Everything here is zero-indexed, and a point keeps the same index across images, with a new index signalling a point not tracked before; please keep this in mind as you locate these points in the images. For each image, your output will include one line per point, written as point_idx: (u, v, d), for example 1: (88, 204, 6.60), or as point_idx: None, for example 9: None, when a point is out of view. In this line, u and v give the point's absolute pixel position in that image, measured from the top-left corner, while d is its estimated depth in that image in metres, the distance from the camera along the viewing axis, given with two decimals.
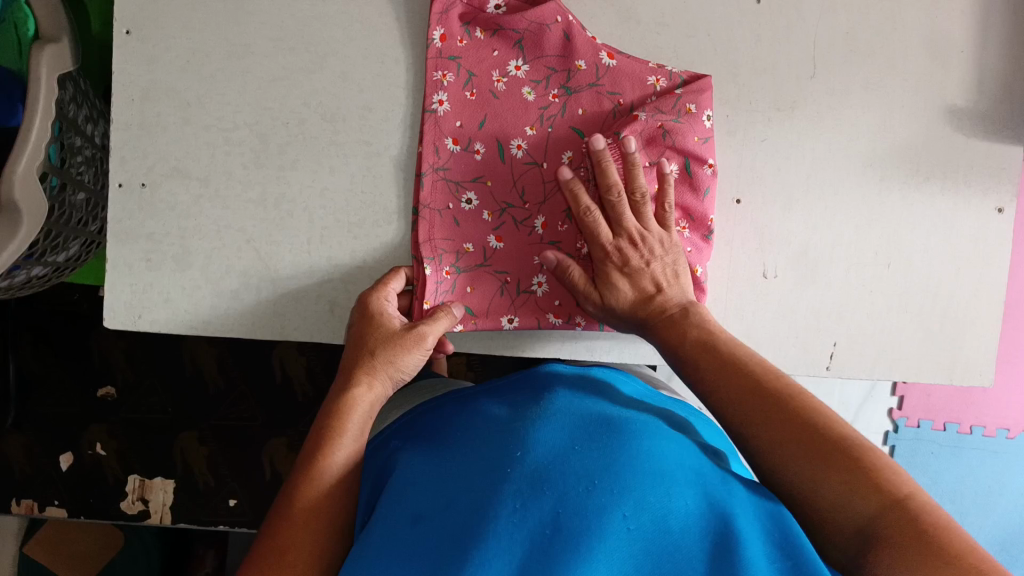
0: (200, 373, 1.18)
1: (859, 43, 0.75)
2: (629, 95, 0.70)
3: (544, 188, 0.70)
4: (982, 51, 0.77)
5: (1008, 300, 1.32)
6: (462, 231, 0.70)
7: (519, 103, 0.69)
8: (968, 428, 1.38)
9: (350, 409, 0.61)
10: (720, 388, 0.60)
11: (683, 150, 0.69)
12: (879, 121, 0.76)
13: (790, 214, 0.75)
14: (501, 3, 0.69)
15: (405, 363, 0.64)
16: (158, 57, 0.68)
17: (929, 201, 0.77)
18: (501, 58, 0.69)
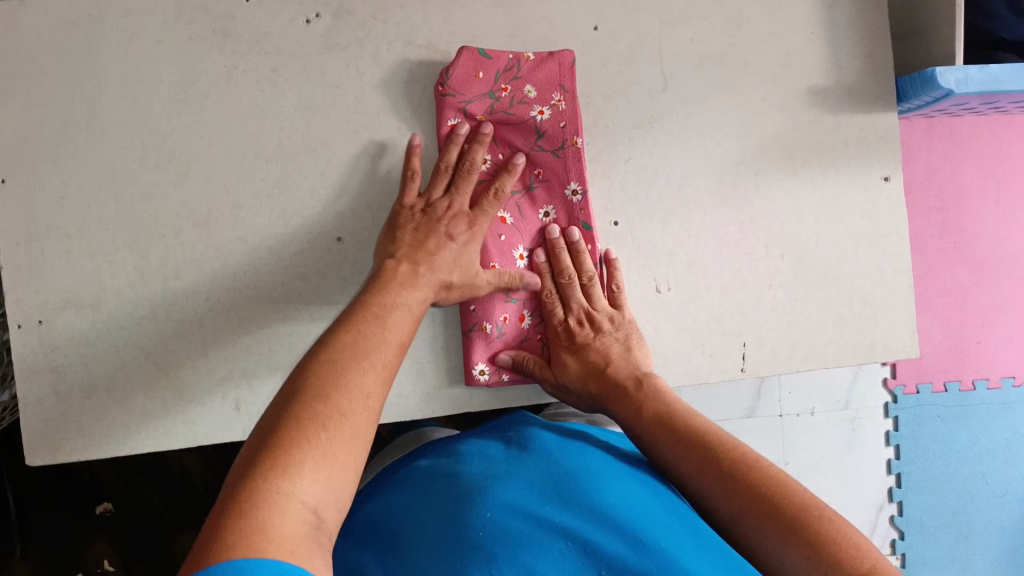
0: (187, 474, 1.09)
1: (706, 47, 0.76)
2: (538, 164, 0.74)
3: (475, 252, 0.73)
4: (833, 29, 0.77)
5: (989, 249, 1.25)
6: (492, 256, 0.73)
7: (512, 177, 0.74)
8: (970, 383, 1.27)
9: (386, 321, 0.61)
10: (672, 457, 0.62)
11: (575, 213, 0.74)
12: (743, 117, 0.76)
13: (670, 227, 0.76)
14: (451, 88, 0.72)
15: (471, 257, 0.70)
16: (33, 196, 0.70)
17: (812, 186, 0.77)
18: (522, 126, 0.73)
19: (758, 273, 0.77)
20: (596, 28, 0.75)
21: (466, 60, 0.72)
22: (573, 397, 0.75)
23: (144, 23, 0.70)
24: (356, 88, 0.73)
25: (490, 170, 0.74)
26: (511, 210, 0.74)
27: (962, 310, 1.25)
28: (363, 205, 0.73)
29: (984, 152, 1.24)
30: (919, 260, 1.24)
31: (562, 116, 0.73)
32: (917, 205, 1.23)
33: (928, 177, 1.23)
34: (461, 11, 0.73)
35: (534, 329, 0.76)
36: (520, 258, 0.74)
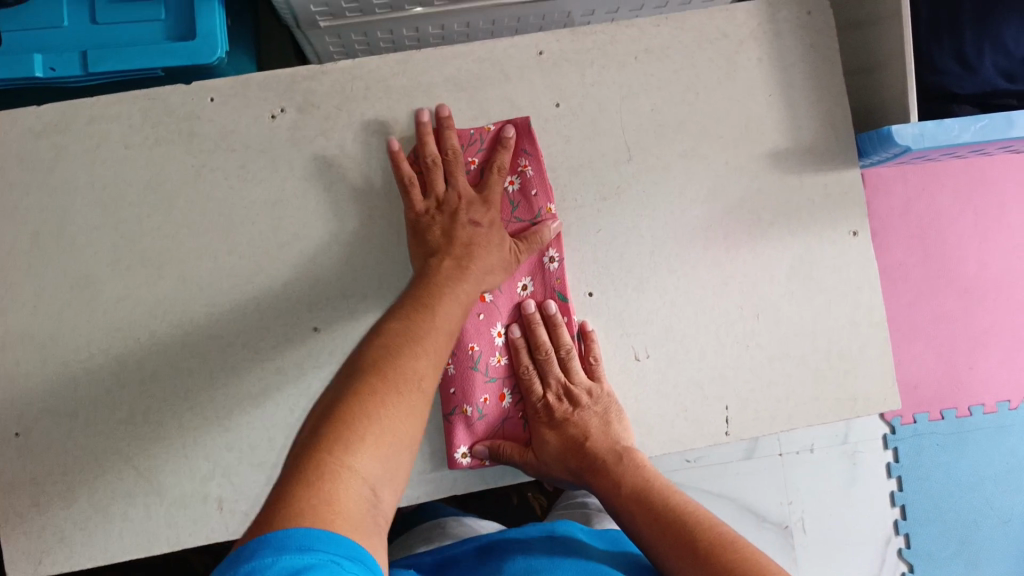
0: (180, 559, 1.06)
1: (665, 116, 0.77)
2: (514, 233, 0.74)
3: None
4: (788, 91, 0.79)
5: (971, 275, 1.26)
6: (469, 332, 0.72)
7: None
8: (967, 410, 1.26)
9: (438, 310, 0.64)
10: (648, 534, 0.69)
11: (550, 285, 0.74)
12: (707, 183, 0.78)
13: (644, 295, 0.77)
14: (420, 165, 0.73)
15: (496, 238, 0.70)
16: (8, 308, 0.71)
17: (781, 245, 0.78)
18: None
19: (734, 335, 0.77)
20: (557, 105, 0.76)
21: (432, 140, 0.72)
22: (556, 471, 0.76)
23: (111, 130, 0.72)
24: (324, 179, 0.74)
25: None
26: None
27: (950, 334, 1.25)
28: (337, 293, 0.74)
29: (959, 182, 1.26)
30: (904, 290, 1.24)
31: (531, 184, 0.73)
32: (898, 236, 1.24)
33: (907, 207, 1.24)
34: (423, 98, 0.75)
35: (514, 406, 0.75)
36: (497, 335, 0.73)
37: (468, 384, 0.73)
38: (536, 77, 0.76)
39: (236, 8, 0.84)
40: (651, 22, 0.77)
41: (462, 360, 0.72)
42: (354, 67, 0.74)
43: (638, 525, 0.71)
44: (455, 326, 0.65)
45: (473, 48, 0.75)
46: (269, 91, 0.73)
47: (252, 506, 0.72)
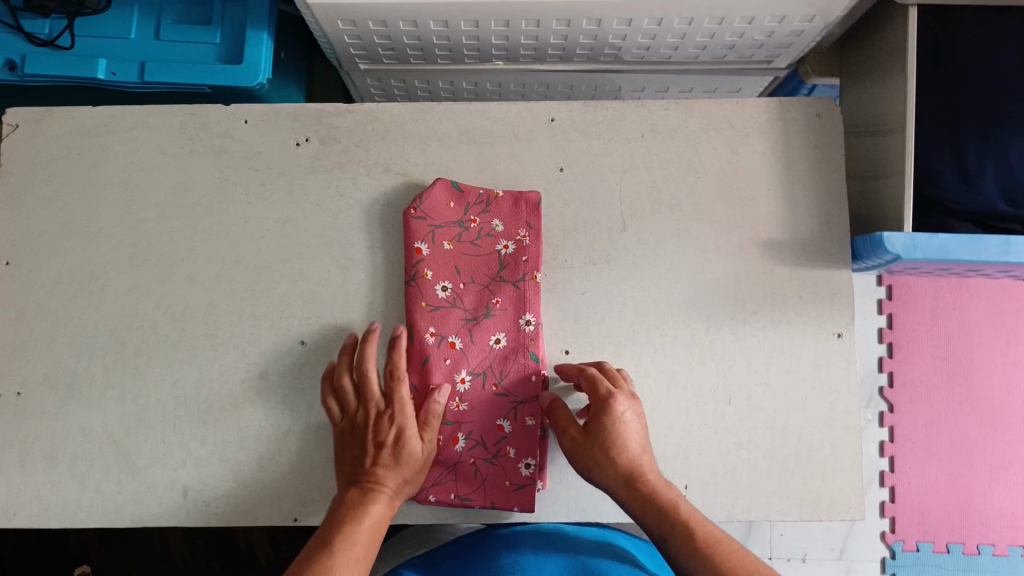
0: (166, 547, 1.20)
1: (664, 194, 0.80)
2: (498, 293, 0.77)
3: (420, 367, 0.76)
4: (789, 188, 0.81)
5: (989, 401, 1.22)
6: (433, 373, 0.75)
7: (468, 303, 0.77)
8: (975, 547, 1.20)
9: (351, 540, 0.65)
10: None
11: (524, 344, 0.76)
12: (696, 263, 0.80)
13: (620, 361, 0.78)
14: (425, 213, 0.78)
15: (414, 441, 0.71)
16: (30, 281, 0.77)
17: (763, 333, 0.79)
18: (486, 257, 0.78)
19: (703, 415, 0.78)
20: (561, 169, 0.80)
21: (440, 191, 0.78)
22: (597, 470, 0.70)
23: (152, 136, 0.79)
24: (334, 207, 0.79)
25: (449, 296, 0.77)
26: (462, 334, 0.76)
27: (964, 462, 1.21)
28: (327, 313, 0.78)
29: (993, 309, 1.24)
30: (922, 410, 1.21)
31: (524, 250, 0.78)
32: (924, 350, 1.21)
33: (935, 323, 1.22)
34: (436, 146, 0.80)
35: (467, 453, 0.75)
36: (461, 381, 0.76)
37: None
38: (545, 141, 0.80)
39: (289, 43, 0.92)
40: (662, 104, 0.81)
41: (421, 396, 0.75)
42: (377, 109, 0.80)
43: (679, 554, 0.65)
44: (371, 546, 0.67)
45: (490, 107, 0.80)
46: (297, 121, 0.79)
47: (214, 499, 0.76)
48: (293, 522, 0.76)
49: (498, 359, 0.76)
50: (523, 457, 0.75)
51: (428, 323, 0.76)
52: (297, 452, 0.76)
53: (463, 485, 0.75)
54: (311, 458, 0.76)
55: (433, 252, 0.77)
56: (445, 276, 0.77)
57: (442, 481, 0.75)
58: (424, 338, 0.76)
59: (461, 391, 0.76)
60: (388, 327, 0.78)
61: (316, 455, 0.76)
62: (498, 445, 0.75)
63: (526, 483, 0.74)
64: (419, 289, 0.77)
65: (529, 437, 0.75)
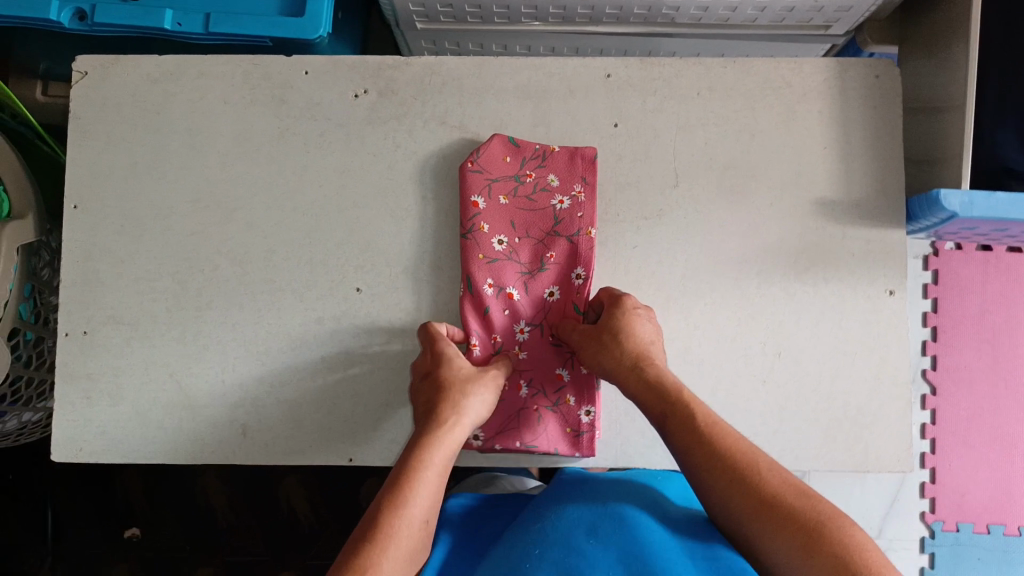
0: (211, 508, 1.20)
1: (719, 151, 0.80)
2: (552, 245, 0.79)
3: (480, 315, 0.77)
4: (845, 146, 0.80)
5: None
6: (492, 323, 0.77)
7: (524, 257, 0.79)
8: (1016, 529, 1.20)
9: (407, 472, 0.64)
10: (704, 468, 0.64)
11: (579, 297, 0.78)
12: (749, 221, 0.80)
13: (670, 314, 0.79)
14: (481, 166, 0.79)
15: (456, 378, 0.71)
16: (97, 224, 0.80)
17: (813, 291, 0.79)
18: (541, 213, 0.79)
19: (753, 370, 0.78)
20: (616, 125, 0.81)
21: (496, 146, 0.79)
22: (606, 359, 0.72)
23: (215, 85, 0.80)
24: (390, 158, 0.80)
25: (506, 249, 0.79)
26: (519, 286, 0.78)
27: (1008, 446, 1.20)
28: (382, 261, 0.79)
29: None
30: (965, 396, 1.19)
31: (579, 206, 0.79)
32: (967, 337, 1.19)
33: (981, 312, 1.19)
34: (492, 100, 0.81)
35: (529, 400, 0.78)
36: (519, 331, 0.78)
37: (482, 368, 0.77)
38: (600, 97, 0.81)
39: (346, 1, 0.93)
40: (719, 62, 0.81)
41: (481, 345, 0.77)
42: (436, 62, 0.81)
43: (674, 434, 0.67)
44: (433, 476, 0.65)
45: (546, 62, 0.81)
46: (357, 72, 0.81)
47: (273, 437, 0.78)
48: (349, 462, 0.78)
49: (555, 311, 0.78)
50: (582, 405, 0.77)
51: (485, 275, 0.78)
52: (352, 393, 0.79)
53: (526, 432, 0.77)
54: (366, 400, 0.78)
55: (490, 206, 0.79)
56: (501, 230, 0.79)
57: (506, 427, 0.77)
58: (482, 289, 0.77)
59: (520, 341, 0.78)
60: (442, 276, 0.80)
61: (370, 397, 0.78)
62: (557, 394, 0.78)
63: (585, 430, 0.77)
64: (475, 242, 0.78)
65: (587, 387, 0.77)
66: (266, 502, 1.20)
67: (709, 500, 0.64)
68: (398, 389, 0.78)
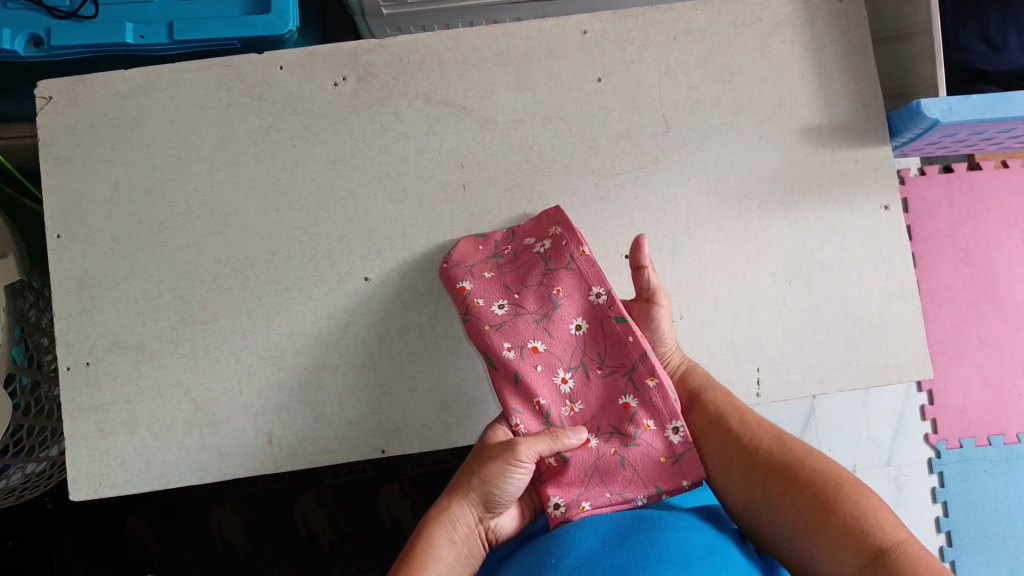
0: (229, 542, 1.16)
1: (702, 93, 0.82)
2: (562, 283, 0.70)
3: (511, 381, 0.67)
4: (820, 72, 0.83)
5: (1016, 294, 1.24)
6: (531, 385, 0.67)
7: (533, 307, 0.70)
8: (1015, 436, 1.22)
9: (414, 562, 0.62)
10: (715, 459, 0.66)
11: (606, 317, 0.68)
12: (742, 157, 0.82)
13: (679, 258, 0.80)
14: (454, 261, 0.76)
15: (488, 457, 0.64)
16: (87, 250, 0.77)
17: (813, 215, 0.81)
18: (531, 266, 0.72)
19: (768, 301, 0.80)
20: (599, 80, 0.82)
21: (467, 244, 0.77)
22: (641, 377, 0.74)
23: (191, 92, 0.80)
24: (380, 142, 0.79)
25: (510, 311, 0.70)
26: (539, 335, 0.68)
27: (997, 357, 1.23)
28: (389, 246, 0.78)
29: (1007, 210, 1.25)
30: (951, 314, 1.22)
31: (561, 237, 0.72)
32: (944, 258, 1.23)
33: (952, 231, 1.23)
34: (474, 71, 0.81)
35: (604, 446, 0.66)
36: (562, 381, 0.68)
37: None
38: (580, 54, 0.82)
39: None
40: (690, 6, 0.83)
41: (531, 418, 0.67)
42: (412, 41, 0.81)
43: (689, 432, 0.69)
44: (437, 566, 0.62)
45: (521, 27, 0.82)
46: (334, 61, 0.81)
47: (302, 443, 0.75)
48: (382, 454, 0.75)
49: (589, 343, 0.68)
50: (666, 424, 0.65)
51: (501, 340, 0.68)
52: (377, 385, 0.75)
53: (615, 482, 0.65)
54: (392, 389, 0.75)
55: (477, 282, 0.73)
56: (498, 297, 0.72)
57: (592, 483, 0.65)
58: (503, 356, 0.68)
59: (568, 392, 0.68)
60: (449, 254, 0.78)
61: (397, 386, 0.75)
62: (633, 423, 0.66)
63: (681, 450, 0.65)
64: (477, 319, 0.71)
65: (660, 402, 0.65)
66: (284, 526, 1.16)
67: (726, 481, 0.65)
68: (424, 375, 0.76)
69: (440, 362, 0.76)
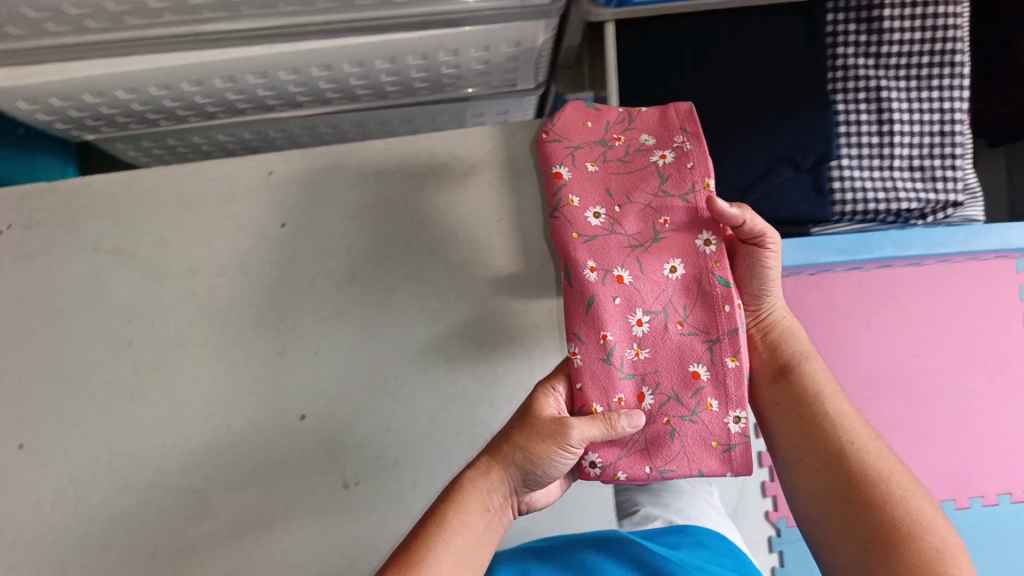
0: None
1: (391, 238, 0.78)
2: (673, 210, 0.64)
3: (575, 314, 0.63)
4: (518, 215, 0.79)
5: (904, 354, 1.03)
6: (603, 321, 0.62)
7: (631, 227, 0.64)
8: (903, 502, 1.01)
9: (438, 534, 0.58)
10: (793, 451, 0.66)
11: (698, 264, 0.63)
12: (431, 307, 0.78)
13: (357, 416, 0.77)
14: (551, 132, 0.68)
15: (540, 439, 0.60)
16: None
17: (501, 371, 0.78)
18: (640, 173, 0.65)
19: (448, 464, 0.77)
20: (282, 225, 0.78)
21: (573, 113, 0.69)
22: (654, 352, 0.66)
23: None
24: (44, 298, 0.76)
25: (604, 223, 0.64)
26: (629, 267, 0.63)
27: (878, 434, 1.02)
28: (46, 411, 0.76)
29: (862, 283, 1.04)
30: None
31: (686, 156, 0.64)
32: None
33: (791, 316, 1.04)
34: (146, 215, 0.77)
35: (657, 407, 0.63)
36: (636, 325, 0.63)
37: (598, 384, 0.62)
38: (262, 198, 0.78)
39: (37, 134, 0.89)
40: (382, 145, 0.79)
41: (592, 349, 0.62)
42: (83, 183, 0.77)
43: (773, 415, 0.68)
44: (468, 539, 0.59)
45: (201, 166, 0.78)
46: None
47: None
48: None
49: (677, 292, 0.63)
50: (729, 409, 0.62)
51: (585, 259, 0.63)
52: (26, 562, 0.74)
53: (660, 455, 0.63)
54: (42, 565, 0.74)
55: (578, 175, 0.65)
56: (594, 202, 0.65)
57: (637, 444, 0.63)
58: (585, 278, 0.63)
59: (639, 336, 0.63)
60: (112, 416, 0.76)
61: (47, 560, 0.74)
62: (695, 398, 0.63)
63: (738, 441, 0.62)
64: (565, 220, 0.64)
65: (733, 383, 0.62)
66: None
67: (800, 479, 0.66)
68: (73, 550, 0.74)
69: (96, 534, 0.74)
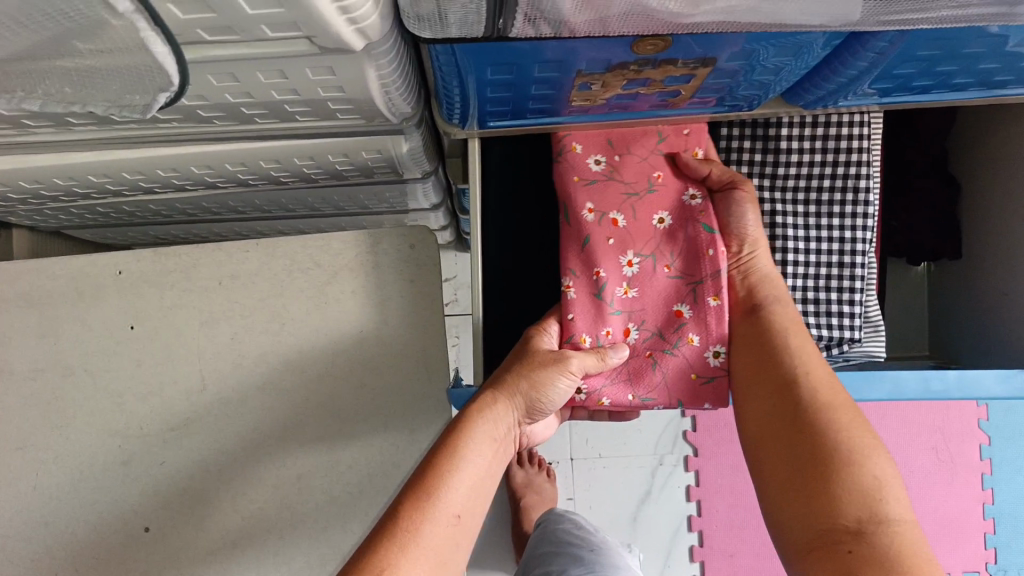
0: None
1: (246, 345, 0.75)
2: (662, 166, 0.65)
3: (567, 249, 0.63)
4: (381, 324, 0.74)
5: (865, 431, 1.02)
6: (594, 259, 0.61)
7: (629, 178, 0.64)
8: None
9: (448, 470, 0.54)
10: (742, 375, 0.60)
11: (688, 212, 0.63)
12: (285, 420, 0.74)
13: (203, 530, 0.73)
14: None
15: (547, 369, 0.58)
16: None
17: (360, 491, 0.72)
18: (641, 133, 0.66)
19: None
20: (132, 327, 0.75)
21: None
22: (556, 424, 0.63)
23: None
24: None
25: (604, 170, 0.65)
26: (624, 211, 0.63)
27: None
28: None
29: None
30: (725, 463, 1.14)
31: (684, 126, 0.67)
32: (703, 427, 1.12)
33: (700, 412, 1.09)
34: None
35: (643, 342, 0.61)
36: (628, 265, 0.62)
37: (587, 313, 0.61)
38: (114, 298, 0.76)
39: None
40: (239, 247, 0.75)
41: (585, 283, 0.61)
42: None
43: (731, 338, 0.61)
44: (473, 478, 0.56)
45: (48, 264, 0.76)
46: None
47: None
48: None
49: (666, 240, 0.63)
50: (711, 345, 0.61)
51: (584, 199, 0.63)
52: None
53: (642, 383, 0.61)
54: None
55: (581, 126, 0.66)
56: (595, 152, 0.65)
57: (622, 375, 0.61)
58: (582, 216, 0.63)
59: (630, 276, 0.62)
60: None
61: None
62: (678, 333, 0.61)
63: (717, 373, 0.60)
64: (568, 163, 0.65)
65: (715, 321, 0.61)
66: None
67: (740, 403, 0.60)
68: None
69: None
